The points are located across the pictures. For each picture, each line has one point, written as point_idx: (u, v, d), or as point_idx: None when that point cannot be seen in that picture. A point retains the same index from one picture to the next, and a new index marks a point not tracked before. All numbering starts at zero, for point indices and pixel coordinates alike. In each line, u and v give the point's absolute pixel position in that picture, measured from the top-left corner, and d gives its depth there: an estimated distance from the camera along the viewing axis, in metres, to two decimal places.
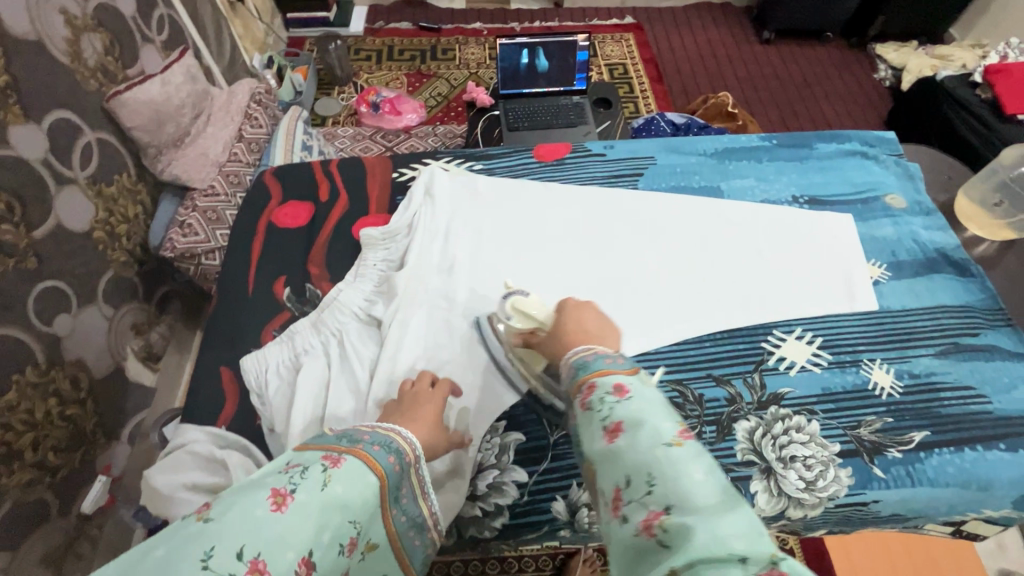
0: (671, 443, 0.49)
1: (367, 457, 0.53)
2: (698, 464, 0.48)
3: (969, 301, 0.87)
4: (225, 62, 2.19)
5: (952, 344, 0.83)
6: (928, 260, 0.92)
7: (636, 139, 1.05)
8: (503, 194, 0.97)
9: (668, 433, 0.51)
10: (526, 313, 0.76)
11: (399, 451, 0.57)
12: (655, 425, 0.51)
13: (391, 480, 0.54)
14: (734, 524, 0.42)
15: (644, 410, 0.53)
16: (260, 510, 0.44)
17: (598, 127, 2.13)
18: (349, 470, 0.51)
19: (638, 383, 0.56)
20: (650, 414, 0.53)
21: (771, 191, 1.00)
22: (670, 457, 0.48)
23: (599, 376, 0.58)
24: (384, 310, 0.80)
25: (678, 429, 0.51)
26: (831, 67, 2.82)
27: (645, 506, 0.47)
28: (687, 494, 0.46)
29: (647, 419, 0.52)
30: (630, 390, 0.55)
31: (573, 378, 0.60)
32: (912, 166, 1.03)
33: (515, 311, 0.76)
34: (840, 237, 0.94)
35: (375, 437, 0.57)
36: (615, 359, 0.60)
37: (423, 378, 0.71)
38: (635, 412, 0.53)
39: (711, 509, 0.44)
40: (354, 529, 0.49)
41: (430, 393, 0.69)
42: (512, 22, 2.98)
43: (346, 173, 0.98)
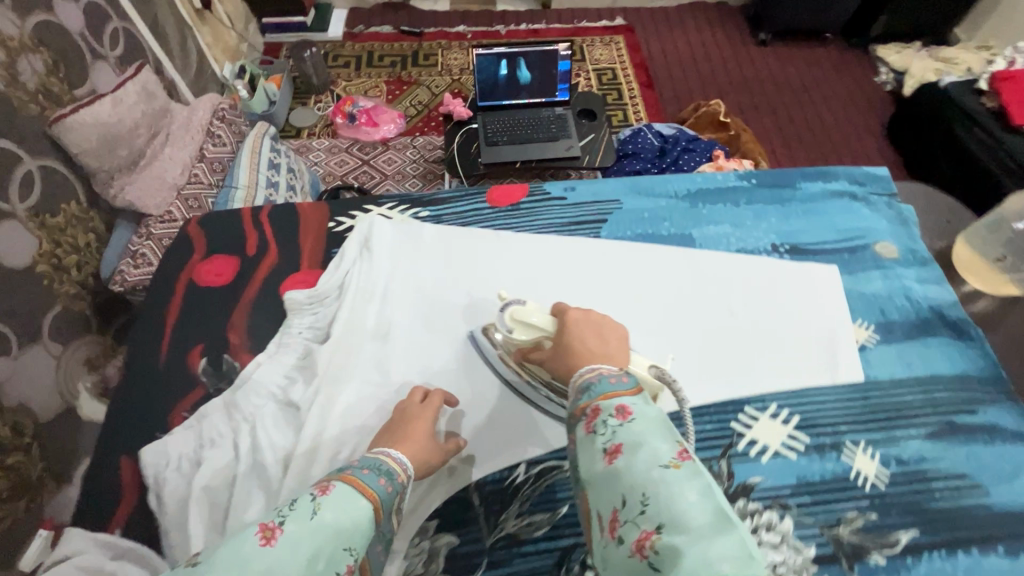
0: (667, 464, 0.47)
1: (356, 482, 0.53)
2: (692, 484, 0.45)
3: (966, 369, 0.78)
4: (190, 75, 2.10)
5: (945, 424, 0.74)
6: (921, 320, 0.82)
7: (600, 181, 0.96)
8: (450, 244, 0.88)
9: (665, 454, 0.48)
10: (526, 322, 0.70)
11: (391, 473, 0.57)
12: (654, 445, 0.49)
13: (384, 501, 0.54)
14: (726, 547, 0.41)
15: (645, 431, 0.50)
16: (249, 547, 0.44)
17: (581, 140, 2.05)
18: (339, 495, 0.50)
19: (641, 404, 0.53)
20: (651, 435, 0.49)
21: (749, 238, 0.90)
22: (666, 480, 0.46)
23: (602, 398, 0.54)
24: (305, 390, 0.71)
25: (677, 450, 0.49)
26: (831, 69, 2.70)
27: (637, 525, 0.45)
28: (682, 517, 0.43)
29: (647, 440, 0.49)
30: (632, 410, 0.52)
31: (576, 398, 0.56)
32: (906, 209, 0.94)
33: (515, 324, 0.70)
34: (822, 293, 0.85)
35: (365, 462, 0.57)
36: (618, 378, 0.56)
37: (414, 390, 0.71)
38: (636, 433, 0.50)
39: (702, 531, 0.42)
40: (352, 557, 0.48)
41: (422, 407, 0.69)
42: (498, 24, 2.86)
43: (277, 222, 0.89)
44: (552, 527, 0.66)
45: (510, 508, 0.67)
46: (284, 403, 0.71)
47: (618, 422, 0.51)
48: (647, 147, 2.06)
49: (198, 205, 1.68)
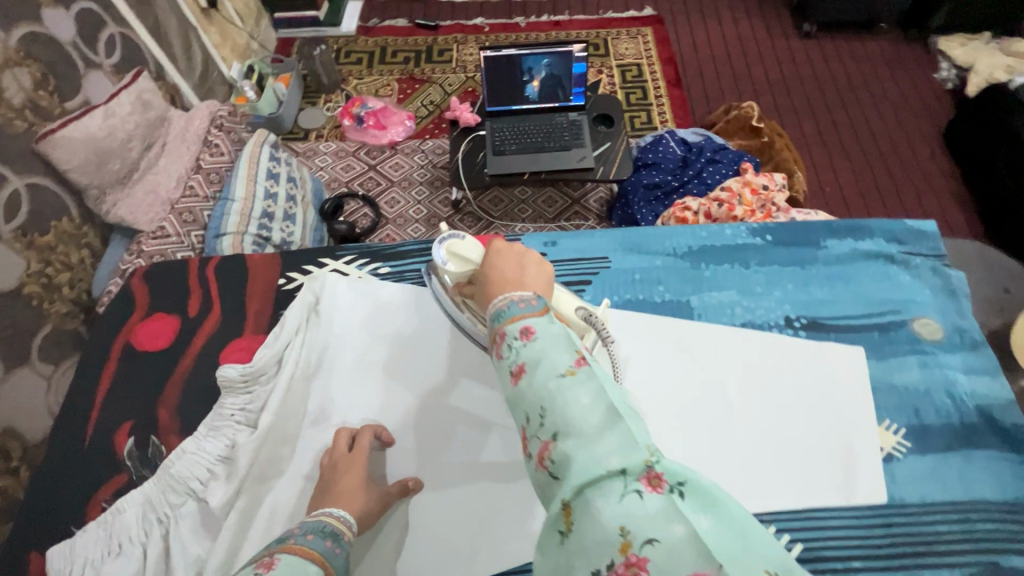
0: (564, 374, 0.42)
1: (300, 548, 0.48)
2: (587, 388, 0.42)
3: (1016, 494, 0.64)
4: (194, 79, 2.05)
5: (990, 565, 0.60)
6: (966, 426, 0.67)
7: (586, 233, 0.84)
8: (405, 309, 0.78)
9: (563, 361, 0.43)
10: (462, 257, 0.61)
11: (335, 533, 0.53)
12: (552, 355, 0.44)
13: (335, 563, 0.49)
14: (617, 444, 0.39)
15: (546, 343, 0.45)
16: None
17: (596, 149, 1.89)
18: (287, 567, 0.45)
19: (547, 318, 0.47)
20: (550, 345, 0.45)
21: (757, 309, 0.76)
22: (562, 389, 0.42)
23: (509, 322, 0.47)
24: (225, 487, 0.63)
25: (576, 357, 0.44)
26: (883, 64, 2.43)
27: (538, 437, 0.41)
28: (576, 422, 0.40)
29: (546, 352, 0.44)
30: (536, 328, 0.46)
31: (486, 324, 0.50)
32: (956, 275, 0.78)
33: (451, 258, 0.62)
34: (838, 381, 0.71)
35: (306, 527, 0.52)
36: (527, 297, 0.49)
37: (340, 432, 0.66)
38: (536, 348, 0.44)
39: (595, 433, 0.39)
40: None
41: (351, 458, 0.63)
42: (517, 16, 2.69)
43: (224, 277, 0.81)
44: None
45: None
46: (203, 505, 0.63)
47: (523, 342, 0.45)
48: (668, 156, 1.91)
49: (193, 218, 1.52)
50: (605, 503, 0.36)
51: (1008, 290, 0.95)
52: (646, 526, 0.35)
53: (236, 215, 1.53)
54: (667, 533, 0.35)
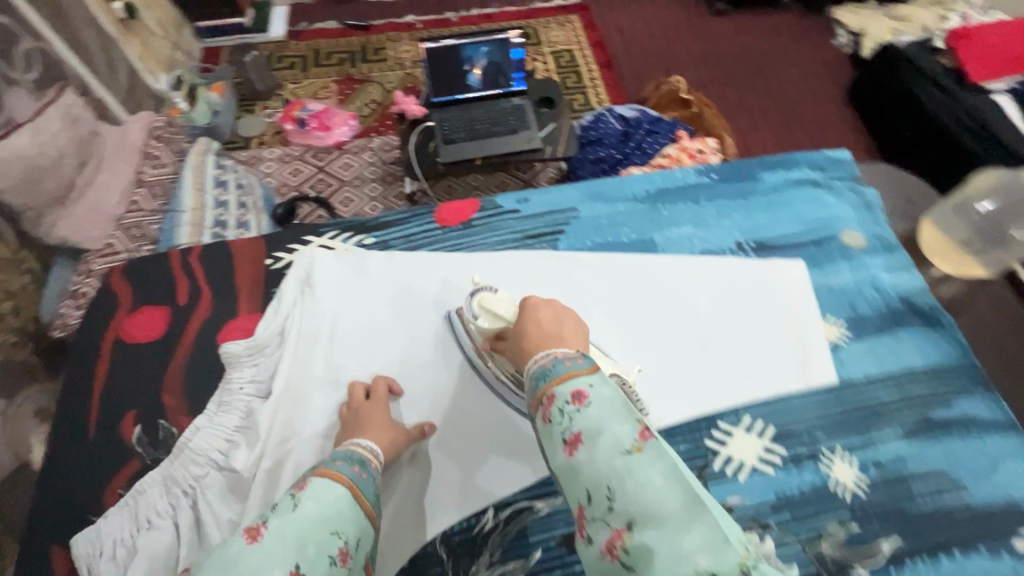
0: (630, 451, 0.45)
1: (329, 472, 0.55)
2: (658, 468, 0.43)
3: (938, 359, 0.76)
4: (120, 93, 1.97)
5: (922, 420, 0.72)
6: (892, 311, 0.80)
7: (553, 188, 0.91)
8: (396, 275, 0.82)
9: (627, 437, 0.45)
10: (492, 311, 0.68)
11: (362, 459, 0.59)
12: (614, 431, 0.46)
13: (363, 486, 0.56)
14: (698, 536, 0.40)
15: (603, 413, 0.47)
16: (234, 549, 0.46)
17: (542, 131, 1.96)
18: (316, 489, 0.52)
19: (598, 384, 0.50)
20: (610, 419, 0.47)
21: (712, 238, 0.86)
22: (629, 468, 0.43)
23: (558, 384, 0.51)
24: (249, 453, 0.66)
25: (638, 431, 0.47)
26: (788, 35, 2.67)
27: (607, 523, 0.43)
28: (651, 508, 0.41)
29: (606, 427, 0.46)
30: (589, 394, 0.49)
31: (532, 387, 0.53)
32: (871, 193, 0.91)
33: (481, 311, 0.69)
34: (786, 293, 0.81)
35: (337, 454, 0.59)
36: (573, 359, 0.53)
37: (354, 387, 0.70)
38: (595, 419, 0.47)
39: (674, 524, 0.40)
40: (342, 539, 0.50)
41: (370, 405, 0.68)
42: (448, 11, 2.74)
43: (209, 264, 0.82)
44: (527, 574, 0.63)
45: (481, 558, 0.63)
46: (227, 472, 0.66)
47: (576, 409, 0.48)
48: (609, 131, 2.01)
49: (141, 234, 1.40)
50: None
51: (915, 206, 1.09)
52: None
53: (188, 227, 1.42)
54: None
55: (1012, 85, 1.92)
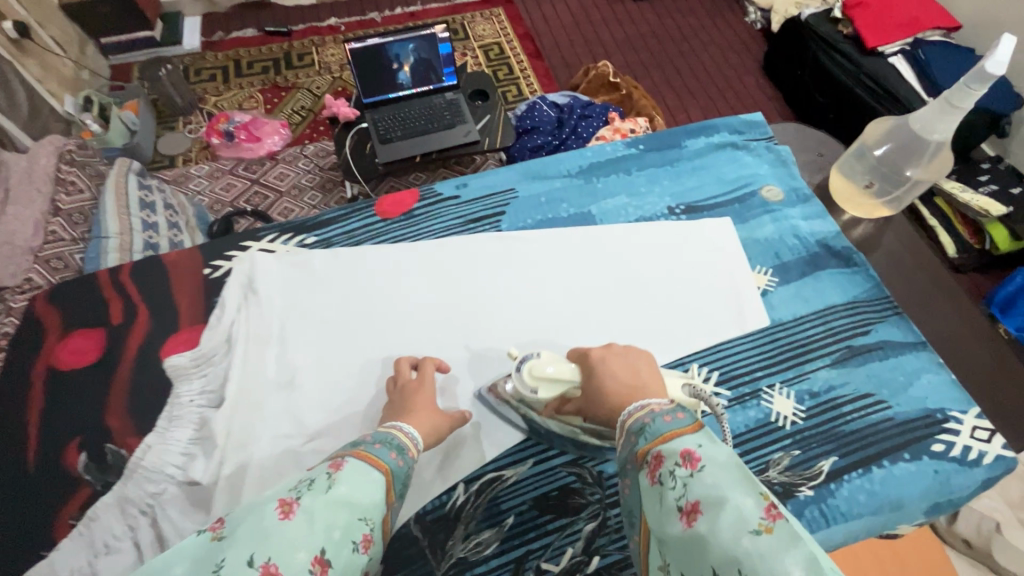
0: (758, 531, 0.40)
1: (367, 456, 0.54)
2: (793, 555, 0.39)
3: (856, 293, 0.83)
4: (23, 119, 1.84)
5: (846, 348, 0.79)
6: (812, 255, 0.87)
7: (491, 172, 0.93)
8: (346, 271, 0.82)
9: (752, 514, 0.42)
10: (548, 378, 0.65)
11: (401, 447, 0.59)
12: (737, 501, 0.42)
13: (396, 473, 0.56)
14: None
15: (719, 480, 0.44)
16: (267, 520, 0.45)
17: (478, 124, 1.98)
18: (352, 471, 0.51)
19: (709, 445, 0.47)
20: (729, 489, 0.44)
21: (645, 205, 0.91)
22: (758, 549, 0.39)
23: (663, 442, 0.49)
24: (207, 463, 0.65)
25: (765, 507, 0.42)
26: (703, 16, 2.81)
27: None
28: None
29: (726, 497, 0.43)
30: (700, 457, 0.47)
31: (632, 444, 0.52)
32: (784, 149, 0.98)
33: (537, 383, 0.65)
34: (720, 248, 0.87)
35: (377, 437, 0.58)
36: (673, 415, 0.52)
37: (401, 362, 0.72)
38: (711, 486, 0.44)
39: None
40: (368, 525, 0.49)
41: (418, 382, 0.69)
42: (371, 11, 2.70)
43: (143, 280, 0.79)
44: (502, 541, 0.65)
45: (458, 531, 0.65)
46: (186, 486, 0.64)
47: (688, 473, 0.46)
48: (544, 119, 2.04)
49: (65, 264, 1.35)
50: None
51: None
52: None
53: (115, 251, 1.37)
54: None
55: (904, 47, 2.04)
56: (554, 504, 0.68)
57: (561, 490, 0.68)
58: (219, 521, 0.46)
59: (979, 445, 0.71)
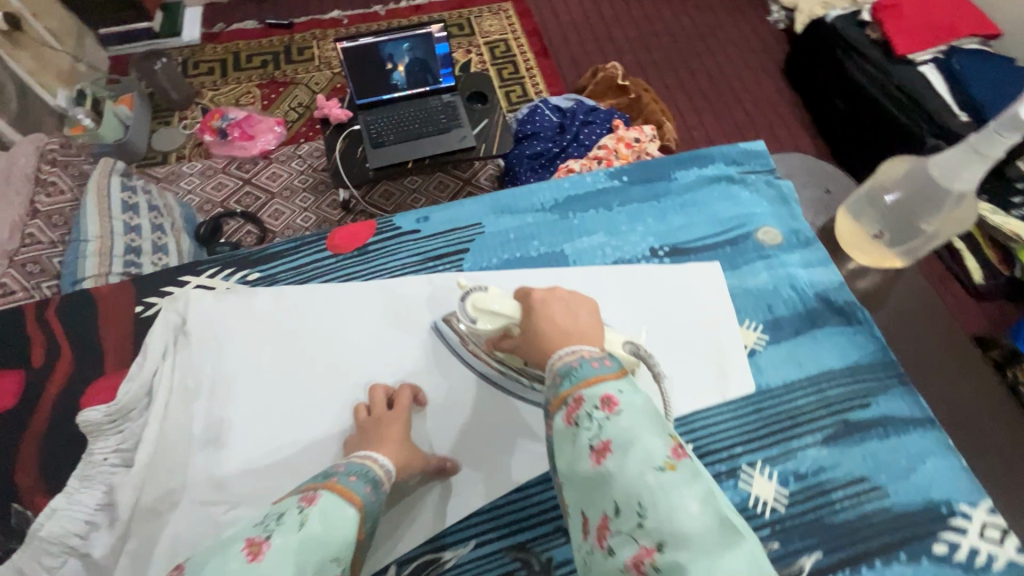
0: (663, 468, 0.43)
1: (342, 488, 0.52)
2: (692, 490, 0.42)
3: (856, 357, 0.74)
4: (13, 114, 1.80)
5: (841, 423, 0.70)
6: (809, 310, 0.77)
7: (455, 204, 0.85)
8: (286, 310, 0.75)
9: (659, 454, 0.44)
10: (490, 311, 0.64)
11: (377, 479, 0.56)
12: (646, 443, 0.44)
13: (370, 507, 0.53)
14: (731, 564, 0.38)
15: (634, 423, 0.46)
16: (234, 563, 0.43)
17: (475, 128, 1.89)
18: (325, 505, 0.49)
19: (628, 391, 0.48)
20: (641, 431, 0.45)
21: (625, 245, 0.82)
22: (662, 485, 0.42)
23: (585, 386, 0.49)
24: (112, 534, 0.59)
25: (671, 447, 0.45)
26: (724, 14, 2.66)
27: (634, 539, 0.41)
28: (682, 530, 0.40)
29: (638, 438, 0.45)
30: (618, 400, 0.47)
31: (554, 386, 0.52)
32: (786, 184, 0.88)
33: (478, 314, 0.65)
34: (704, 297, 0.78)
35: (351, 467, 0.56)
36: (600, 361, 0.51)
37: (375, 392, 0.69)
38: (625, 429, 0.45)
39: (709, 548, 0.39)
40: (340, 566, 0.48)
41: (393, 413, 0.66)
42: (375, 4, 2.61)
43: (70, 317, 0.73)
44: None
45: None
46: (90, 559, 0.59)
47: (605, 416, 0.47)
48: (545, 124, 1.94)
49: (40, 269, 1.26)
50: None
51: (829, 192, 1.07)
52: None
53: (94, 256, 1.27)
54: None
55: (936, 55, 1.90)
56: None
57: None
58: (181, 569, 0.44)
59: (988, 546, 0.62)
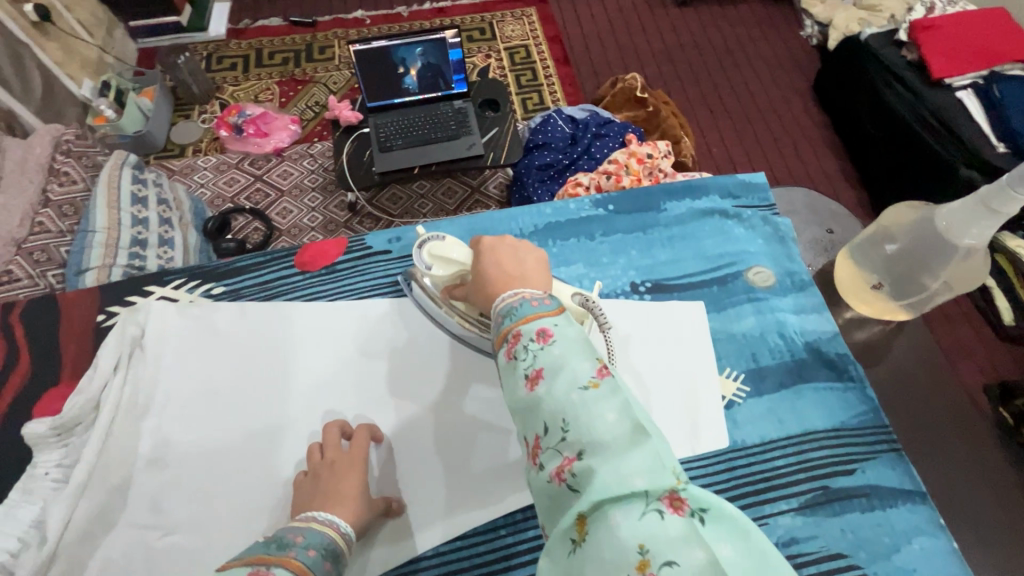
0: (586, 386, 0.43)
1: (298, 566, 0.49)
2: (611, 404, 0.42)
3: (844, 419, 0.68)
4: (37, 102, 1.86)
5: (821, 490, 0.64)
6: (797, 362, 0.71)
7: (431, 225, 0.82)
8: (247, 328, 0.73)
9: (585, 373, 0.44)
10: (446, 258, 0.64)
11: (337, 553, 0.53)
12: (574, 365, 0.44)
13: None
14: (640, 459, 0.39)
15: (565, 350, 0.46)
16: None
17: (484, 136, 1.86)
18: None
19: (564, 323, 0.48)
20: (571, 355, 0.45)
21: (604, 278, 0.77)
22: (583, 401, 0.42)
23: (522, 322, 0.49)
24: (38, 556, 0.58)
25: (598, 367, 0.45)
26: (754, 27, 2.57)
27: (559, 451, 0.42)
28: (600, 439, 0.40)
29: (568, 362, 0.45)
30: (553, 331, 0.47)
31: (496, 325, 0.51)
32: (783, 222, 0.82)
33: (435, 261, 0.64)
34: (683, 338, 0.73)
35: (311, 536, 0.53)
36: (540, 300, 0.51)
37: (329, 429, 0.65)
38: (556, 356, 0.45)
39: (621, 450, 0.39)
40: None
41: (350, 455, 0.63)
42: (399, 5, 2.60)
43: (34, 323, 0.73)
44: None
45: None
46: None
47: (539, 345, 0.47)
48: (557, 134, 1.87)
49: (47, 258, 1.23)
50: (624, 520, 0.37)
51: (832, 231, 1.01)
52: (666, 545, 0.35)
53: (98, 248, 1.24)
54: (685, 557, 0.35)
55: (977, 80, 1.79)
56: None
57: None
58: None
59: None
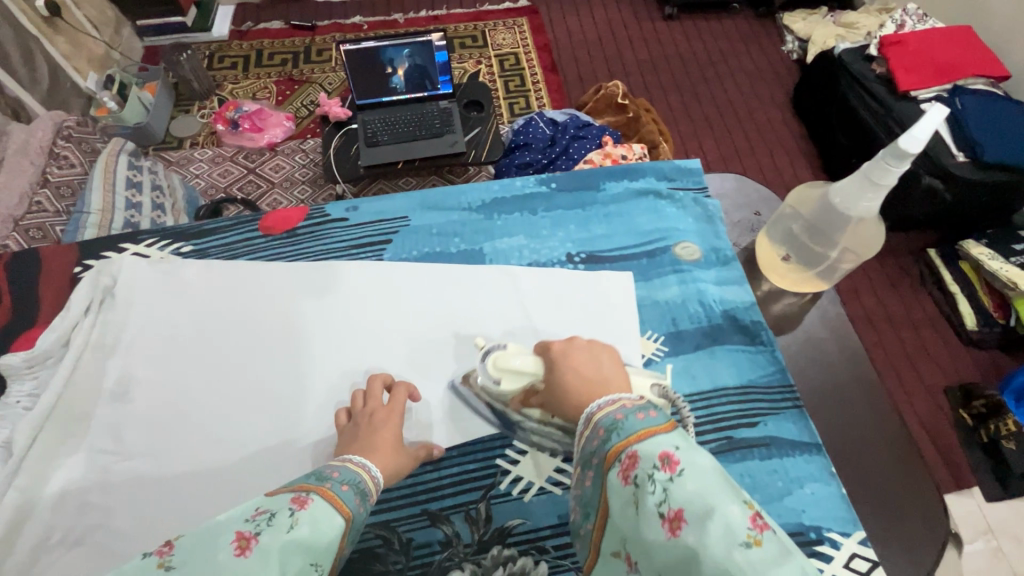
0: (749, 544, 0.37)
1: (334, 496, 0.48)
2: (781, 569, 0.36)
3: (751, 378, 0.74)
4: (43, 91, 1.95)
5: (725, 440, 0.69)
6: (712, 326, 0.78)
7: (388, 197, 0.89)
8: (213, 283, 0.80)
9: (739, 523, 0.38)
10: (513, 369, 0.64)
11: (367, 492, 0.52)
12: (725, 512, 0.39)
13: (357, 522, 0.49)
14: None
15: (703, 487, 0.40)
16: (222, 556, 0.40)
17: (467, 135, 1.95)
18: (318, 511, 0.45)
19: (685, 445, 0.43)
20: (711, 492, 0.40)
21: (542, 249, 0.84)
22: (750, 565, 0.37)
23: (637, 440, 0.45)
24: (5, 470, 0.65)
25: (751, 515, 0.39)
26: (737, 40, 2.67)
27: None
28: None
29: (713, 504, 0.39)
30: (679, 458, 0.42)
31: (601, 442, 0.47)
32: (714, 203, 0.89)
33: (501, 373, 0.65)
34: (611, 302, 0.79)
35: (345, 474, 0.52)
36: (645, 411, 0.47)
37: (375, 382, 0.68)
38: (692, 492, 0.40)
39: None
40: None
41: (390, 407, 0.65)
42: (396, 12, 2.71)
43: (12, 272, 0.80)
44: None
45: None
46: None
47: (667, 477, 0.41)
48: (537, 136, 1.94)
49: (43, 235, 1.29)
50: None
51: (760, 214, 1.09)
52: None
53: (92, 227, 1.31)
54: None
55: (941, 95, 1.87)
56: (351, 567, 0.63)
57: (362, 553, 0.63)
58: (167, 546, 0.41)
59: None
